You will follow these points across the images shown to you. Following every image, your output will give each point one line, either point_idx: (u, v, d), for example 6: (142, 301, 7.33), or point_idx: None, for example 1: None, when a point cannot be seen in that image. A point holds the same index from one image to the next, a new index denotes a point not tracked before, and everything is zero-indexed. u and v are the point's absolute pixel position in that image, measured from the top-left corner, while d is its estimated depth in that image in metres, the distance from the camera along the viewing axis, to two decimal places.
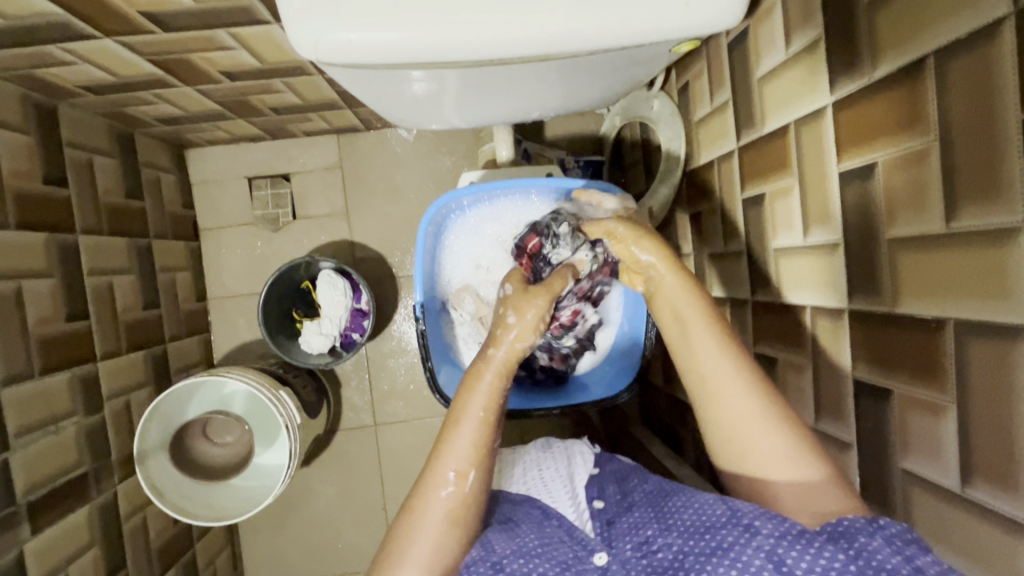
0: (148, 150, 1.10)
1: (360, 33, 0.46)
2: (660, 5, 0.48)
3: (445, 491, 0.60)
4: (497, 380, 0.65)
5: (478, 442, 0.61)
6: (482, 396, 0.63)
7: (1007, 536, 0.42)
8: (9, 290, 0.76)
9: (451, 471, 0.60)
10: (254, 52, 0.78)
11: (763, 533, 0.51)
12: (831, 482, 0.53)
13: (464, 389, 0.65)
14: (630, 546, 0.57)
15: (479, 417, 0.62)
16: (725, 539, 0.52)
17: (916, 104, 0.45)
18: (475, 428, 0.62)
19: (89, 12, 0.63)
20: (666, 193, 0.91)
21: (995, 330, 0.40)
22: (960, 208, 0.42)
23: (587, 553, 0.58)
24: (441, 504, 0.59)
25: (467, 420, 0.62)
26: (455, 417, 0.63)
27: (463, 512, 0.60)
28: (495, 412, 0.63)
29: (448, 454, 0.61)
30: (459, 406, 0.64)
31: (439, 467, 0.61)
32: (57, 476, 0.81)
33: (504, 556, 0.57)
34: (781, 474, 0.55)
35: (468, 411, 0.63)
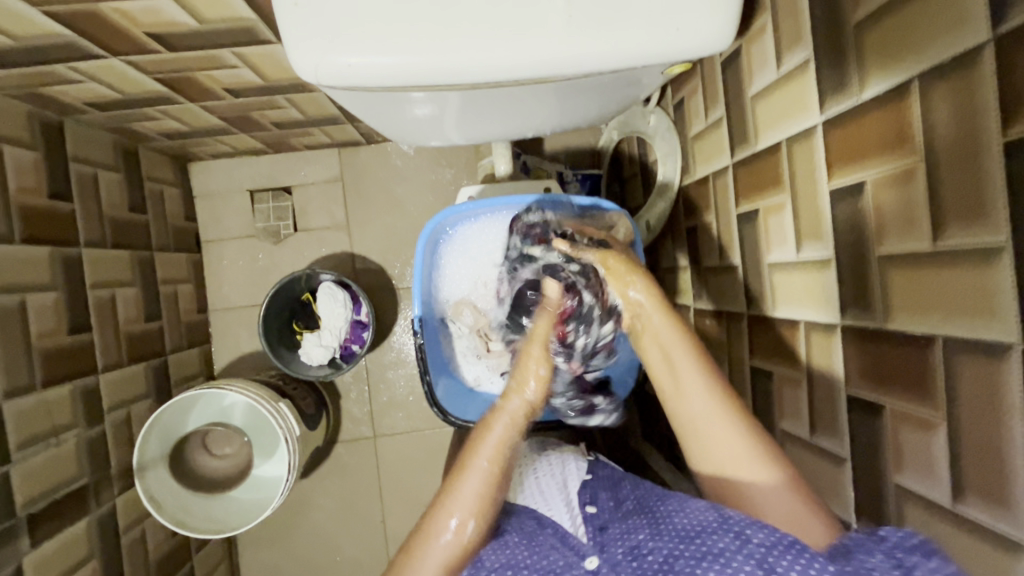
0: (152, 164, 1.11)
1: (360, 57, 0.48)
2: (651, 28, 0.49)
3: (446, 538, 0.60)
4: (506, 430, 0.66)
5: (483, 493, 0.62)
6: (489, 448, 0.64)
7: (998, 551, 0.42)
8: (13, 305, 0.77)
9: (453, 519, 0.60)
10: (257, 70, 0.79)
11: (755, 542, 0.51)
12: (786, 485, 0.56)
13: (471, 443, 0.65)
14: (621, 550, 0.57)
15: (487, 470, 0.62)
16: (716, 545, 0.53)
17: (904, 124, 0.46)
18: (480, 478, 0.62)
19: (96, 33, 0.65)
20: (663, 208, 0.94)
21: (983, 347, 0.41)
22: (946, 227, 0.43)
23: (579, 560, 0.58)
24: (441, 551, 0.59)
25: (474, 470, 0.62)
26: (463, 467, 0.63)
27: (460, 563, 0.60)
28: (501, 465, 0.63)
29: (452, 501, 0.61)
30: (468, 454, 0.64)
31: (443, 511, 0.61)
32: (56, 489, 0.81)
33: (493, 568, 0.58)
34: (750, 476, 0.57)
35: (475, 461, 0.63)
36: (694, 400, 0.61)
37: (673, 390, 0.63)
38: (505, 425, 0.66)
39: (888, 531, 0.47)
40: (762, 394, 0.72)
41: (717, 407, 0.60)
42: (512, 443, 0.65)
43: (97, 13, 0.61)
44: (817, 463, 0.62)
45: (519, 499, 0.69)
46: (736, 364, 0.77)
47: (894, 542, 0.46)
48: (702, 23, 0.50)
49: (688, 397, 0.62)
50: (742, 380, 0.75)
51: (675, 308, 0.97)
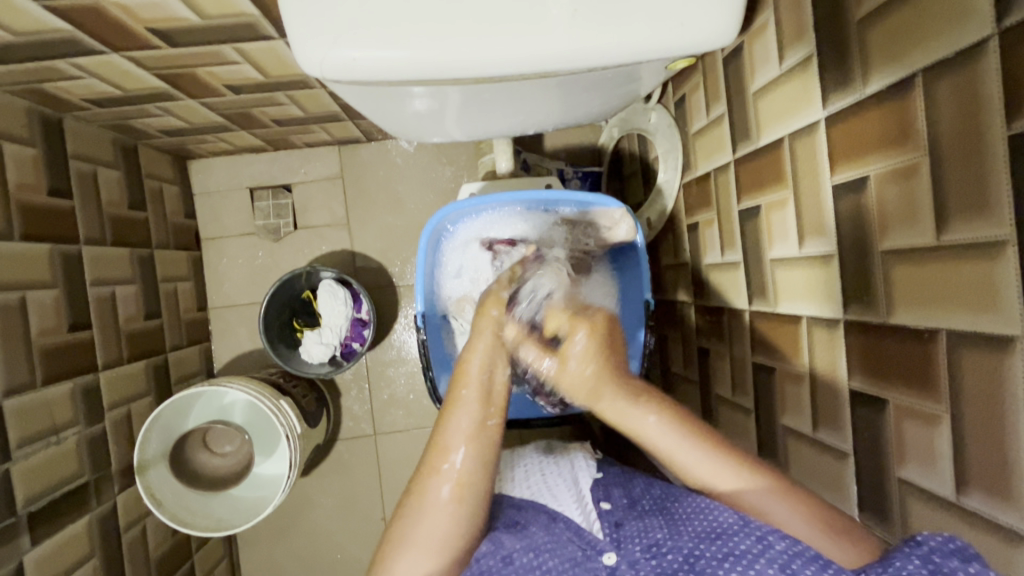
0: (151, 162, 1.11)
1: (363, 51, 0.47)
2: (655, 23, 0.49)
3: (444, 470, 0.59)
4: (484, 361, 0.67)
5: (472, 419, 0.62)
6: (473, 380, 0.65)
7: (1003, 544, 0.42)
8: (12, 302, 0.77)
9: (448, 452, 0.60)
10: (258, 66, 0.79)
11: (776, 547, 0.52)
12: (776, 490, 0.56)
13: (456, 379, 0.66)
14: (639, 547, 0.57)
15: (473, 398, 0.63)
16: (738, 546, 0.53)
17: (907, 119, 0.46)
18: (469, 407, 0.63)
19: (97, 28, 0.65)
20: (663, 205, 0.95)
21: (987, 340, 0.41)
22: (950, 221, 0.43)
23: (596, 553, 0.58)
24: (442, 485, 0.59)
25: (462, 401, 0.63)
26: (451, 403, 0.63)
27: (463, 492, 0.59)
28: (485, 392, 0.64)
29: (445, 436, 0.61)
30: (454, 392, 0.65)
31: (438, 444, 0.61)
32: (56, 487, 0.81)
33: (513, 550, 0.58)
34: (734, 483, 0.58)
35: (460, 394, 0.64)
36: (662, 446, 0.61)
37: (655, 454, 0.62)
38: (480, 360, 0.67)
39: (926, 537, 0.45)
40: (764, 390, 0.72)
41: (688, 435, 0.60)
42: (490, 371, 0.66)
43: (98, 9, 0.61)
44: (819, 458, 0.62)
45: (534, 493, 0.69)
46: (737, 360, 0.78)
47: (931, 546, 0.44)
48: (706, 19, 0.50)
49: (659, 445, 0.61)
50: (744, 376, 0.76)
51: (676, 306, 0.97)
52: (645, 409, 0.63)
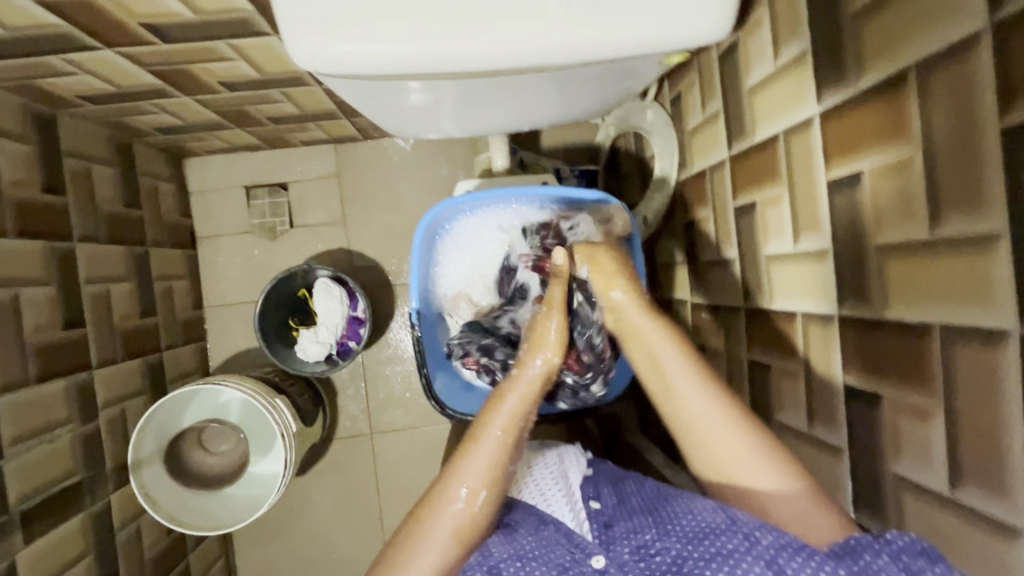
0: (147, 159, 1.11)
1: (356, 45, 0.47)
2: (649, 18, 0.49)
3: (457, 506, 0.60)
4: (520, 402, 0.66)
5: (496, 462, 0.62)
6: (504, 417, 0.64)
7: (997, 539, 0.42)
8: (6, 299, 0.76)
9: (464, 487, 0.60)
10: (253, 62, 0.79)
11: (763, 543, 0.51)
12: (813, 495, 0.54)
13: (483, 414, 0.66)
14: (627, 549, 0.56)
15: (501, 438, 0.63)
16: (725, 546, 0.53)
17: (901, 113, 0.46)
18: (494, 447, 0.63)
19: (90, 24, 0.65)
20: (659, 203, 0.93)
21: (980, 334, 0.41)
22: (943, 216, 0.43)
23: (585, 557, 0.57)
24: (450, 519, 0.59)
25: (487, 439, 0.63)
26: (476, 436, 0.63)
27: (469, 533, 0.59)
28: (514, 435, 0.64)
29: (464, 470, 0.61)
30: (481, 422, 0.65)
31: (453, 480, 0.61)
32: (50, 485, 0.81)
33: (501, 560, 0.56)
34: (772, 486, 0.56)
35: (488, 429, 0.64)
36: (687, 396, 0.62)
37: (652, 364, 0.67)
38: (517, 398, 0.66)
39: (894, 534, 0.47)
40: (759, 387, 0.72)
41: (720, 409, 0.60)
42: (526, 416, 0.66)
43: (91, 4, 0.61)
44: (816, 455, 0.62)
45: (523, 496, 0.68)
46: (733, 357, 0.78)
47: (900, 545, 0.46)
48: (701, 14, 0.50)
49: (687, 406, 0.62)
50: (740, 374, 0.76)
51: (673, 304, 0.97)
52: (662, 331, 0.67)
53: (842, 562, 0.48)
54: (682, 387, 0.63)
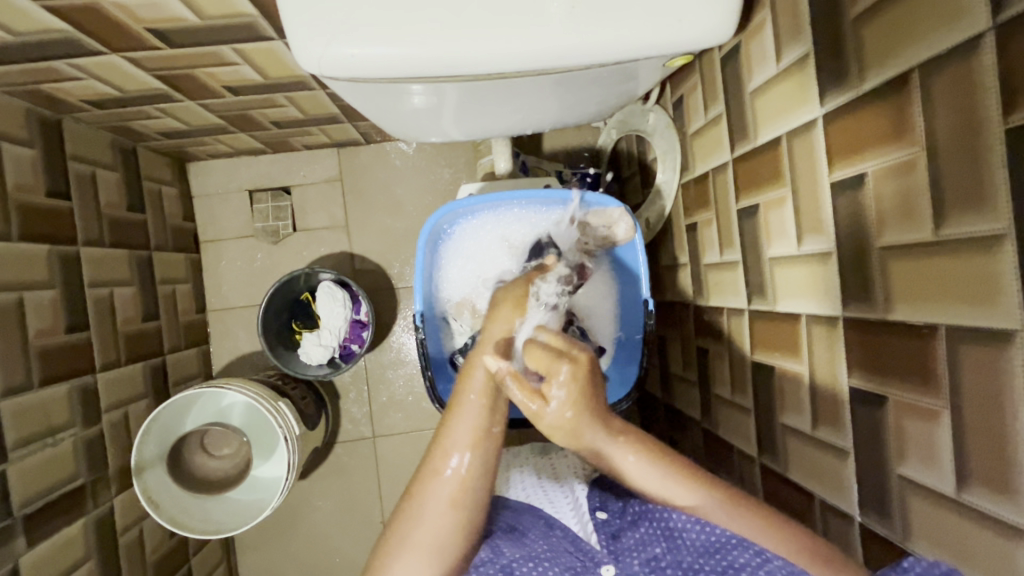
0: (150, 164, 1.11)
1: (360, 48, 0.47)
2: (652, 21, 0.49)
3: (447, 474, 0.57)
4: (493, 364, 0.61)
5: (480, 426, 0.58)
6: (479, 383, 0.60)
7: (1004, 539, 0.42)
8: (10, 302, 0.77)
9: (451, 458, 0.57)
10: (257, 67, 0.79)
11: (775, 563, 0.52)
12: (725, 503, 0.56)
13: (459, 379, 0.61)
14: (637, 561, 0.57)
15: (478, 403, 0.59)
16: (737, 560, 0.53)
17: (904, 114, 0.46)
18: (475, 412, 0.59)
19: (96, 28, 0.65)
20: (662, 207, 0.95)
21: (986, 334, 0.41)
22: (947, 216, 0.43)
23: (595, 565, 0.57)
24: (444, 487, 0.56)
25: (468, 405, 0.59)
26: (456, 404, 0.60)
27: (464, 498, 0.56)
28: (492, 395, 0.59)
29: (449, 439, 0.58)
30: (459, 391, 0.60)
31: (440, 448, 0.58)
32: (53, 488, 0.81)
33: (513, 560, 0.57)
34: (687, 501, 0.57)
35: (467, 396, 0.60)
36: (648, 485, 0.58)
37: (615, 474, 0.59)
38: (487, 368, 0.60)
39: (910, 561, 0.45)
40: (763, 389, 0.72)
41: (664, 472, 0.58)
42: (504, 375, 0.61)
43: (97, 9, 0.61)
44: (820, 458, 0.62)
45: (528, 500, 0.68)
46: (737, 360, 0.78)
47: (917, 572, 0.44)
48: (704, 17, 0.50)
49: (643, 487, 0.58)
50: (744, 376, 0.75)
51: (675, 307, 0.97)
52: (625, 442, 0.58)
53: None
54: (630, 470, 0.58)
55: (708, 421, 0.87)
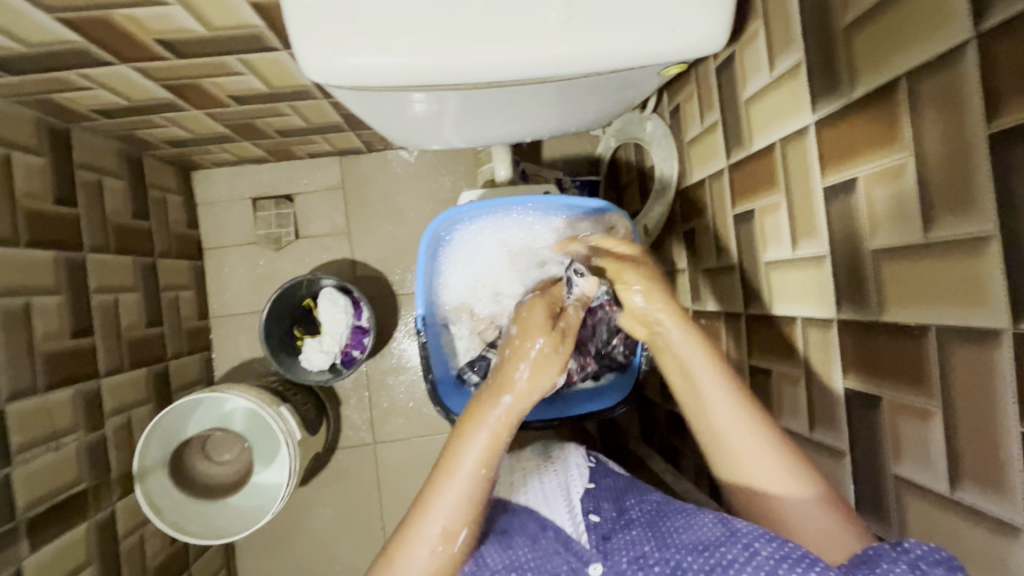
0: (156, 172, 1.13)
1: (365, 58, 0.49)
2: (648, 32, 0.51)
3: (433, 548, 0.55)
4: (501, 425, 0.58)
5: (474, 498, 0.56)
6: (480, 450, 0.57)
7: (997, 537, 0.42)
8: (17, 308, 0.78)
9: (439, 526, 0.55)
10: (262, 76, 0.81)
11: (763, 554, 0.49)
12: (821, 501, 0.55)
13: (459, 433, 0.58)
14: (626, 559, 0.56)
15: (475, 473, 0.56)
16: (725, 556, 0.51)
17: (893, 121, 0.47)
18: (468, 484, 0.56)
19: (106, 40, 0.67)
20: (659, 212, 0.95)
21: (976, 334, 0.42)
22: (936, 219, 0.44)
23: (582, 565, 0.57)
24: (424, 560, 0.55)
25: (460, 477, 0.56)
26: (448, 470, 0.56)
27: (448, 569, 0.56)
28: (490, 465, 0.57)
29: (436, 508, 0.56)
30: (455, 455, 0.57)
31: (427, 521, 0.56)
32: (56, 492, 0.81)
33: (496, 570, 0.57)
34: (782, 488, 0.57)
35: (462, 465, 0.56)
36: (721, 418, 0.60)
37: (681, 374, 0.63)
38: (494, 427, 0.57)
39: (913, 544, 0.45)
40: (761, 392, 0.72)
41: (731, 392, 0.60)
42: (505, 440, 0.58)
43: (108, 21, 0.63)
44: (818, 460, 0.62)
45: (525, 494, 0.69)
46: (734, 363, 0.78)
47: (918, 554, 0.44)
48: (697, 27, 0.51)
49: (715, 415, 0.61)
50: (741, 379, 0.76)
51: None
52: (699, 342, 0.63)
53: (857, 570, 0.46)
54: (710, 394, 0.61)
55: None
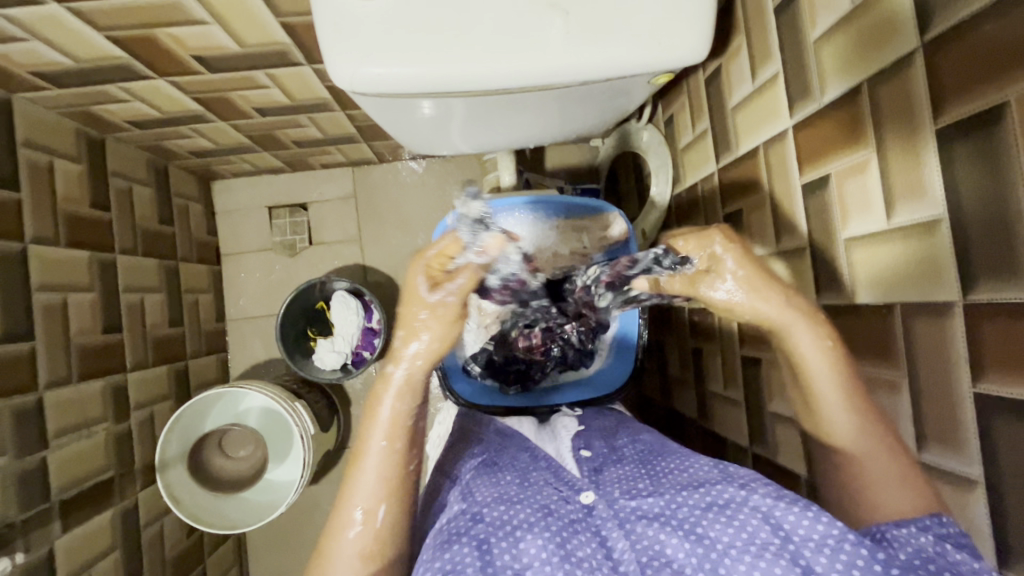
0: (180, 181, 1.19)
1: (386, 68, 0.55)
2: (637, 44, 0.57)
3: (355, 529, 0.58)
4: (399, 403, 0.60)
5: (389, 475, 0.59)
6: (383, 427, 0.60)
7: (959, 492, 0.47)
8: (56, 302, 0.83)
9: (359, 509, 0.58)
10: (286, 90, 0.88)
11: (759, 494, 0.51)
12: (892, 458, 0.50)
13: (365, 419, 0.61)
14: (618, 489, 0.58)
15: (379, 452, 0.59)
16: (722, 496, 0.53)
17: (857, 121, 0.53)
18: (379, 459, 0.59)
19: (148, 56, 0.74)
20: (656, 218, 1.01)
21: (934, 308, 0.47)
22: (896, 207, 0.49)
23: (574, 493, 0.58)
24: (351, 544, 0.58)
25: (371, 454, 0.59)
26: (359, 452, 0.60)
27: (376, 550, 0.58)
28: (403, 439, 0.60)
29: (354, 492, 0.59)
30: (362, 437, 0.60)
31: (347, 504, 0.59)
32: (86, 478, 0.86)
33: (485, 504, 0.57)
34: (860, 452, 0.53)
35: (370, 445, 0.60)
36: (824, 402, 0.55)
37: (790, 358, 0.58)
38: (389, 403, 0.60)
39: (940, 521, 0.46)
40: (751, 381, 0.77)
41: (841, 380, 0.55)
42: (409, 414, 0.61)
43: (151, 39, 0.70)
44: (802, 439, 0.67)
45: (514, 436, 0.71)
46: (728, 355, 0.83)
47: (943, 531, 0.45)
48: (682, 40, 0.58)
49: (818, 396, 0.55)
50: (734, 370, 0.80)
51: (671, 311, 1.03)
52: (811, 325, 0.56)
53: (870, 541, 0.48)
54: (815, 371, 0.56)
55: (704, 419, 0.91)
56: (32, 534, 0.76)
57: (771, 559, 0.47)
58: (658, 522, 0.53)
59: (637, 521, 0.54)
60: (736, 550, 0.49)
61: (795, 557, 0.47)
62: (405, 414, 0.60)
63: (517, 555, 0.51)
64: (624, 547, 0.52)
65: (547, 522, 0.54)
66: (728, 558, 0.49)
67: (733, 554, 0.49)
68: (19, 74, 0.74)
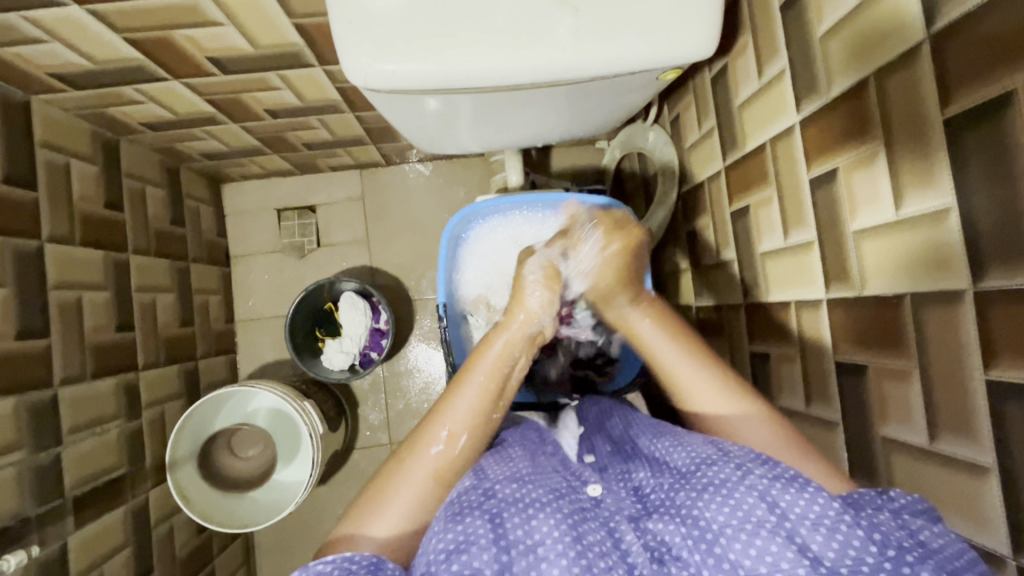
0: (191, 183, 1.21)
1: (399, 65, 0.56)
2: (645, 39, 0.58)
3: (438, 449, 0.60)
4: (509, 343, 0.67)
5: (482, 407, 0.63)
6: (488, 363, 0.65)
7: (972, 480, 0.47)
8: (71, 300, 0.85)
9: (445, 431, 0.61)
10: (297, 92, 0.89)
11: (756, 474, 0.50)
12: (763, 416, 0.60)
13: (473, 355, 0.66)
14: (625, 490, 0.58)
15: (483, 381, 0.64)
16: (718, 476, 0.52)
17: (864, 115, 0.53)
18: (477, 392, 0.63)
19: (163, 58, 0.75)
20: (662, 216, 0.97)
21: (944, 296, 0.47)
22: (904, 197, 0.50)
23: (581, 485, 0.59)
24: (430, 461, 0.59)
25: (471, 384, 0.63)
26: (460, 380, 0.64)
27: (450, 474, 0.60)
28: (500, 380, 0.65)
29: (446, 414, 0.62)
30: (468, 367, 0.65)
31: (436, 425, 0.61)
32: (99, 474, 0.87)
33: (497, 481, 0.57)
34: (726, 411, 0.62)
35: (474, 375, 0.64)
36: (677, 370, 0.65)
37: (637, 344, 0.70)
38: (504, 338, 0.67)
39: (898, 492, 0.48)
40: (761, 376, 0.77)
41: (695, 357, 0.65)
42: (514, 360, 0.66)
43: (168, 40, 0.72)
44: (811, 431, 0.67)
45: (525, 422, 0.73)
46: (737, 352, 0.83)
47: (901, 503, 0.48)
48: (690, 36, 0.58)
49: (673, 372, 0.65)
50: (743, 366, 0.81)
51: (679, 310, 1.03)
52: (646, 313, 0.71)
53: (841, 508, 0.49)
54: (667, 358, 0.66)
55: None
56: (47, 530, 0.77)
57: (767, 537, 0.47)
58: (659, 514, 0.53)
59: (646, 516, 0.54)
60: (732, 528, 0.48)
61: (791, 535, 0.47)
62: (517, 356, 0.67)
63: (529, 531, 0.51)
64: (633, 539, 0.52)
65: (559, 504, 0.54)
66: (723, 537, 0.48)
67: (728, 533, 0.48)
68: (38, 76, 0.75)
